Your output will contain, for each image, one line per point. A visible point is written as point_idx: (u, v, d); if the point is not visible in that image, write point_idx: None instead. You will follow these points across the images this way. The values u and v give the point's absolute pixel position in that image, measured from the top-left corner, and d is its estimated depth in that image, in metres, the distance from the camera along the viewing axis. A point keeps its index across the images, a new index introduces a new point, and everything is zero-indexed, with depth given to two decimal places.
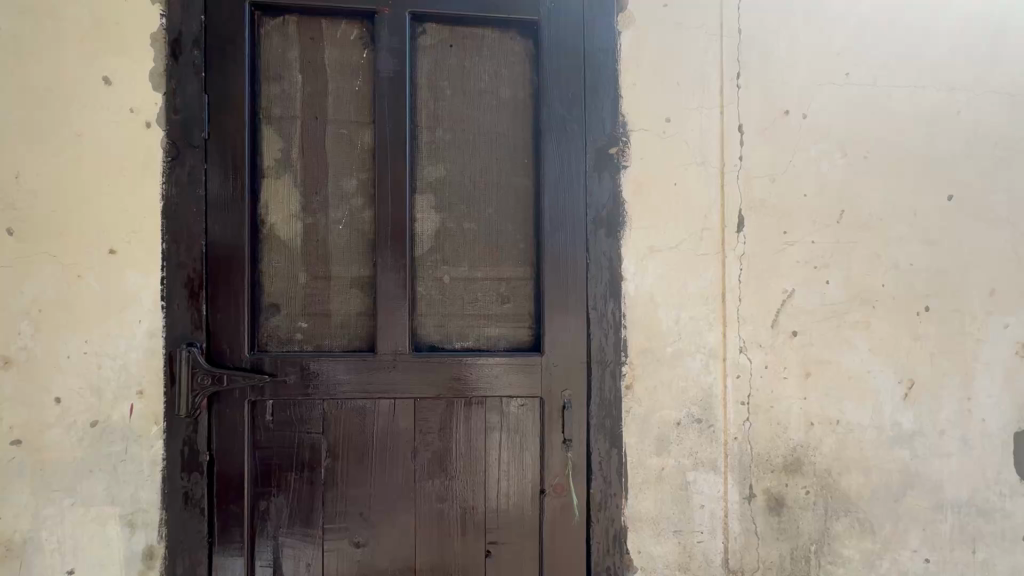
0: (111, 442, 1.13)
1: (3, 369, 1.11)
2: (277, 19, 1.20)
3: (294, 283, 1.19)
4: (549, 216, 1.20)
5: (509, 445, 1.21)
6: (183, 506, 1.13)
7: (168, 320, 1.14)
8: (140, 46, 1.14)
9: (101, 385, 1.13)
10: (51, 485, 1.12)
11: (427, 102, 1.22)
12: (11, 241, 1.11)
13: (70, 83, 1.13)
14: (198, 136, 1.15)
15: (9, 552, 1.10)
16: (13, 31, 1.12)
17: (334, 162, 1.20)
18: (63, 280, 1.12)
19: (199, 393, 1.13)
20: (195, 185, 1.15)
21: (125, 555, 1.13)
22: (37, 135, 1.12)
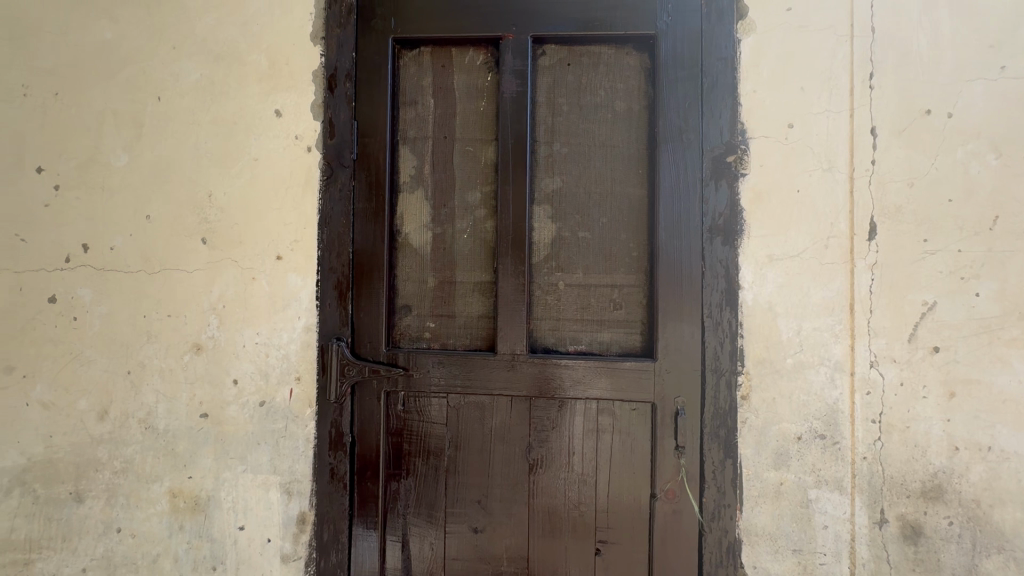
0: (274, 420, 1.32)
1: (197, 354, 1.34)
2: (414, 50, 1.34)
3: (424, 287, 1.32)
4: (664, 225, 1.22)
5: (620, 448, 1.24)
6: (330, 480, 1.30)
7: (321, 317, 1.31)
8: (304, 82, 1.34)
9: (268, 370, 1.32)
10: (228, 453, 1.33)
11: (545, 119, 1.30)
12: (205, 249, 1.35)
13: (249, 116, 1.35)
14: (348, 157, 1.32)
15: (199, 506, 1.33)
16: (210, 76, 1.36)
17: (461, 177, 1.32)
18: (241, 281, 1.33)
19: (345, 381, 1.29)
20: (345, 200, 1.31)
21: (283, 518, 1.31)
22: (226, 161, 1.35)
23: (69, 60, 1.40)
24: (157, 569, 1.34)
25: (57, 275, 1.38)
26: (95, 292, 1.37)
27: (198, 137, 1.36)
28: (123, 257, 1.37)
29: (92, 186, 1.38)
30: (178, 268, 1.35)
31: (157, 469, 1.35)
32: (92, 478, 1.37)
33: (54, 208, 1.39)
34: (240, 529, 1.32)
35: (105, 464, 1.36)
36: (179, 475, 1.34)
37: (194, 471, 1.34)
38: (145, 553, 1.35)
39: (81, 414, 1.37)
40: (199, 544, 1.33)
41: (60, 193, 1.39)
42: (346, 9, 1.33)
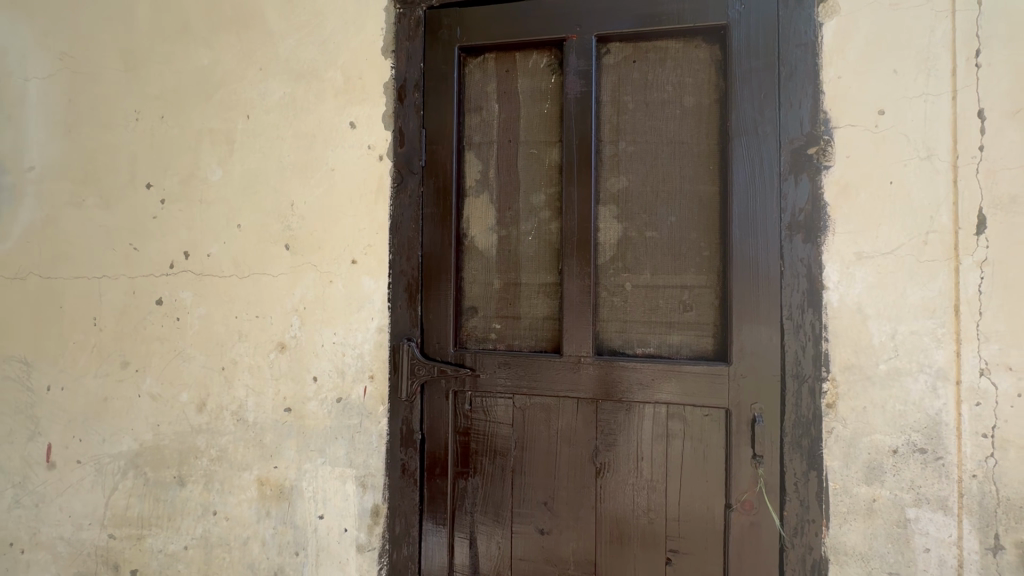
0: (349, 415, 1.39)
1: (281, 352, 1.44)
2: (479, 57, 1.37)
3: (490, 289, 1.34)
4: (738, 223, 1.17)
5: (692, 455, 1.20)
6: (402, 476, 1.35)
7: (393, 318, 1.37)
8: (376, 94, 1.40)
9: (344, 368, 1.40)
10: (309, 446, 1.41)
11: (610, 118, 1.28)
12: (288, 254, 1.45)
13: (327, 129, 1.43)
14: (417, 164, 1.37)
15: (283, 494, 1.43)
16: (292, 93, 1.46)
17: (525, 179, 1.33)
18: (320, 284, 1.42)
19: (416, 381, 1.33)
20: (414, 205, 1.36)
21: (359, 509, 1.38)
22: (306, 172, 1.44)
23: (173, 87, 1.56)
24: (247, 550, 1.45)
25: (164, 280, 1.53)
26: (194, 295, 1.51)
27: (282, 150, 1.46)
28: (218, 263, 1.49)
29: (192, 199, 1.52)
30: (265, 273, 1.46)
31: (247, 458, 1.46)
32: (192, 464, 1.50)
33: (160, 220, 1.54)
34: (319, 518, 1.40)
35: (203, 452, 1.49)
36: (266, 464, 1.44)
37: (279, 461, 1.44)
38: (237, 535, 1.46)
39: (183, 406, 1.51)
40: (283, 529, 1.43)
41: (166, 206, 1.54)
42: (414, 22, 1.38)
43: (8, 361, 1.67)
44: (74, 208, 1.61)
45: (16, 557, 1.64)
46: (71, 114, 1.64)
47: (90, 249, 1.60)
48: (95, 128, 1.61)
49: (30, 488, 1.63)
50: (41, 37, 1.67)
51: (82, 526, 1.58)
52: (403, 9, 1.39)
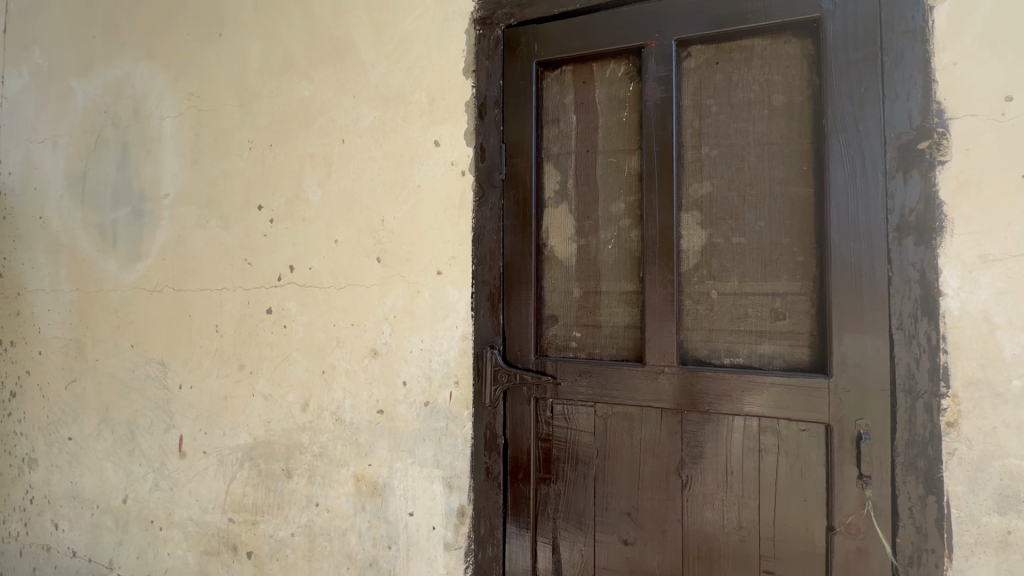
0: (437, 419, 1.46)
1: (374, 357, 1.55)
2: (557, 70, 1.40)
3: (570, 298, 1.36)
4: (836, 226, 1.10)
5: (787, 471, 1.14)
6: (486, 479, 1.40)
7: (476, 326, 1.43)
8: (458, 113, 1.47)
9: (431, 373, 1.47)
10: (399, 446, 1.51)
11: (692, 122, 1.26)
12: (379, 266, 1.55)
13: (413, 148, 1.53)
14: (498, 178, 1.41)
15: (377, 490, 1.53)
16: (382, 117, 1.57)
17: (604, 188, 1.33)
18: (408, 294, 1.51)
19: (498, 387, 1.37)
20: (495, 217, 1.41)
21: (446, 508, 1.44)
22: (394, 189, 1.54)
23: (279, 118, 1.73)
24: (345, 541, 1.57)
25: (273, 291, 1.71)
26: (298, 305, 1.67)
27: (373, 170, 1.58)
28: (318, 276, 1.64)
29: (296, 218, 1.68)
30: (359, 284, 1.58)
31: (345, 455, 1.58)
32: (298, 459, 1.65)
33: (270, 237, 1.72)
34: (409, 514, 1.48)
35: (306, 448, 1.64)
36: (362, 461, 1.56)
37: (373, 459, 1.54)
38: (337, 526, 1.59)
39: (289, 405, 1.67)
40: (377, 523, 1.53)
41: (274, 225, 1.72)
42: (493, 41, 1.43)
43: (149, 362, 1.93)
44: (200, 229, 1.84)
45: (156, 533, 1.88)
46: (197, 147, 1.87)
47: (212, 265, 1.81)
48: (216, 158, 1.83)
49: (166, 473, 1.87)
50: (174, 82, 1.93)
51: (207, 509, 1.79)
52: (483, 30, 1.45)
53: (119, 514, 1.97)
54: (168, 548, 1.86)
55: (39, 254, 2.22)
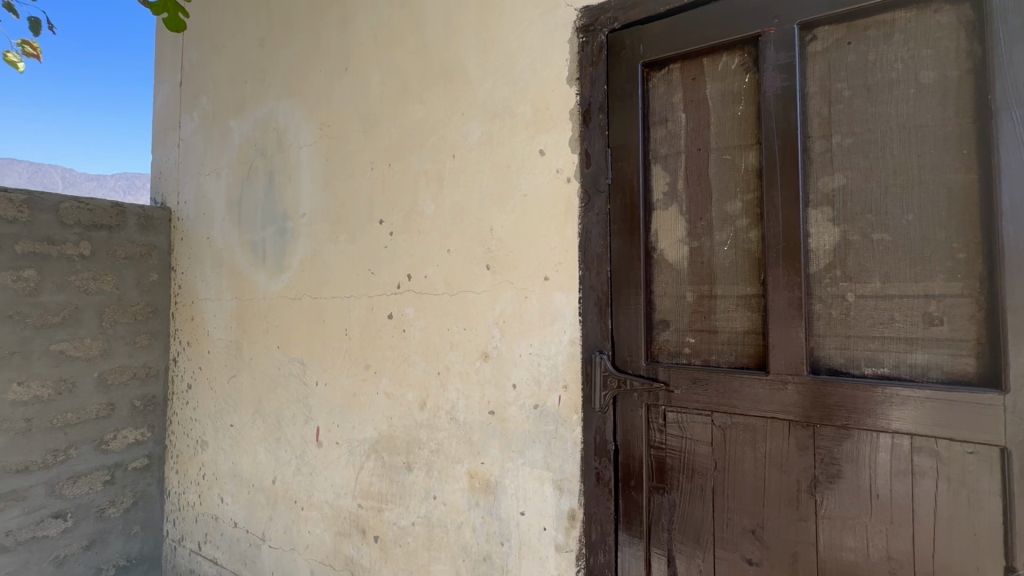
0: (546, 421, 1.49)
1: (485, 360, 1.62)
2: (664, 69, 1.36)
3: (682, 302, 1.32)
4: (1010, 216, 0.94)
5: (949, 499, 1.00)
6: (597, 484, 1.39)
7: (585, 331, 1.43)
8: (562, 121, 1.50)
9: (540, 377, 1.51)
10: (510, 446, 1.56)
11: (820, 110, 1.16)
12: (488, 274, 1.63)
13: (519, 159, 1.58)
14: (603, 182, 1.41)
15: (489, 488, 1.60)
16: (489, 131, 1.65)
17: (718, 187, 1.27)
18: (517, 300, 1.56)
19: (608, 392, 1.37)
20: (602, 222, 1.41)
21: (556, 510, 1.47)
22: (502, 199, 1.61)
23: (397, 139, 1.89)
24: (461, 534, 1.66)
25: (393, 298, 1.86)
26: (416, 310, 1.80)
27: (482, 182, 1.66)
28: (433, 283, 1.76)
29: (412, 230, 1.82)
30: (470, 290, 1.67)
31: (460, 452, 1.67)
32: (417, 453, 1.78)
33: (390, 249, 1.88)
34: (521, 514, 1.53)
35: (424, 444, 1.76)
36: (475, 459, 1.64)
37: (485, 457, 1.61)
38: (453, 519, 1.68)
39: (409, 404, 1.81)
40: (490, 520, 1.59)
41: (394, 237, 1.87)
42: (597, 47, 1.44)
43: (292, 362, 2.20)
44: (331, 244, 2.07)
45: (298, 512, 2.14)
46: (328, 170, 2.10)
47: (342, 275, 2.02)
48: (343, 179, 2.05)
49: (306, 460, 2.11)
50: (309, 115, 2.19)
51: (340, 494, 1.99)
52: (586, 37, 1.46)
53: (269, 493, 2.27)
54: (308, 526, 2.10)
55: (208, 269, 2.63)
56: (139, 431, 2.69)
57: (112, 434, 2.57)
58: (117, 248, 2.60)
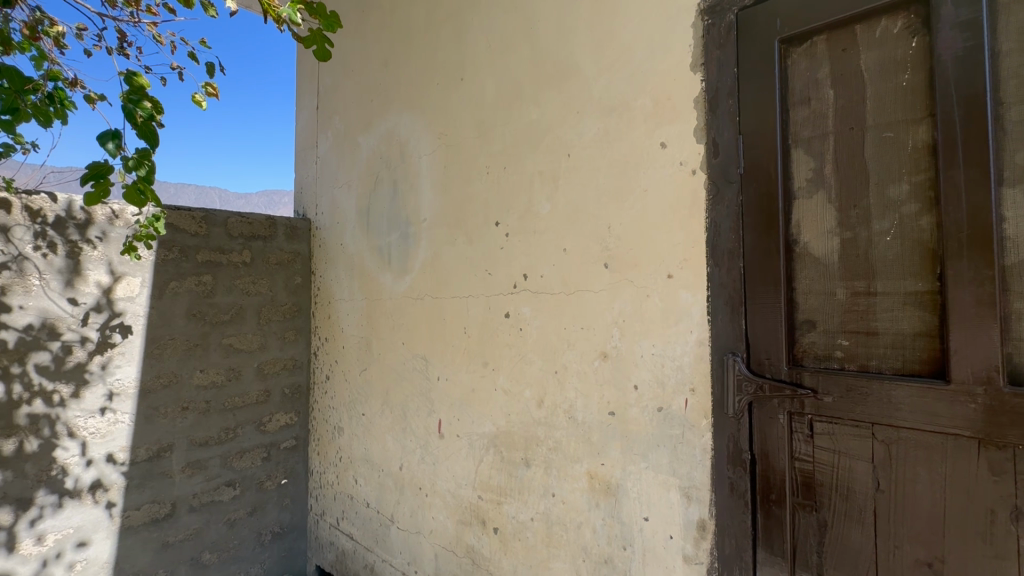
0: (672, 425, 1.43)
1: (604, 360, 1.60)
2: (806, 42, 1.23)
3: (832, 300, 1.18)
4: None
5: None
6: (731, 495, 1.31)
7: (715, 332, 1.35)
8: (686, 111, 1.42)
9: (664, 379, 1.45)
10: (632, 449, 1.52)
11: (1018, 69, 0.96)
12: (606, 272, 1.60)
13: (638, 154, 1.53)
14: (735, 172, 1.32)
15: (610, 490, 1.57)
16: (606, 127, 1.62)
17: (878, 169, 1.12)
18: (638, 299, 1.51)
19: (743, 398, 1.27)
20: (733, 215, 1.32)
21: (684, 519, 1.40)
22: (621, 195, 1.57)
23: (511, 143, 1.94)
24: (581, 534, 1.65)
25: (510, 297, 1.91)
26: (532, 309, 1.83)
27: (599, 180, 1.64)
28: (550, 282, 1.77)
29: (528, 231, 1.86)
30: (588, 289, 1.65)
31: (579, 452, 1.67)
32: (535, 450, 1.81)
33: (506, 249, 1.93)
34: (645, 519, 1.48)
35: (542, 441, 1.78)
36: (595, 460, 1.62)
37: (606, 459, 1.59)
38: (572, 518, 1.68)
39: (527, 401, 1.84)
40: (612, 522, 1.57)
41: (510, 238, 1.92)
42: (725, 28, 1.34)
43: (415, 357, 2.36)
44: (450, 246, 2.18)
45: (423, 498, 2.29)
46: (446, 177, 2.22)
47: (460, 276, 2.12)
48: (460, 184, 2.15)
49: (430, 450, 2.25)
50: (428, 126, 2.33)
51: (462, 485, 2.09)
52: (712, 19, 1.37)
53: (397, 479, 2.45)
54: (432, 512, 2.23)
55: (342, 273, 2.92)
56: (288, 416, 3.07)
57: (268, 417, 2.97)
58: (271, 255, 3.00)
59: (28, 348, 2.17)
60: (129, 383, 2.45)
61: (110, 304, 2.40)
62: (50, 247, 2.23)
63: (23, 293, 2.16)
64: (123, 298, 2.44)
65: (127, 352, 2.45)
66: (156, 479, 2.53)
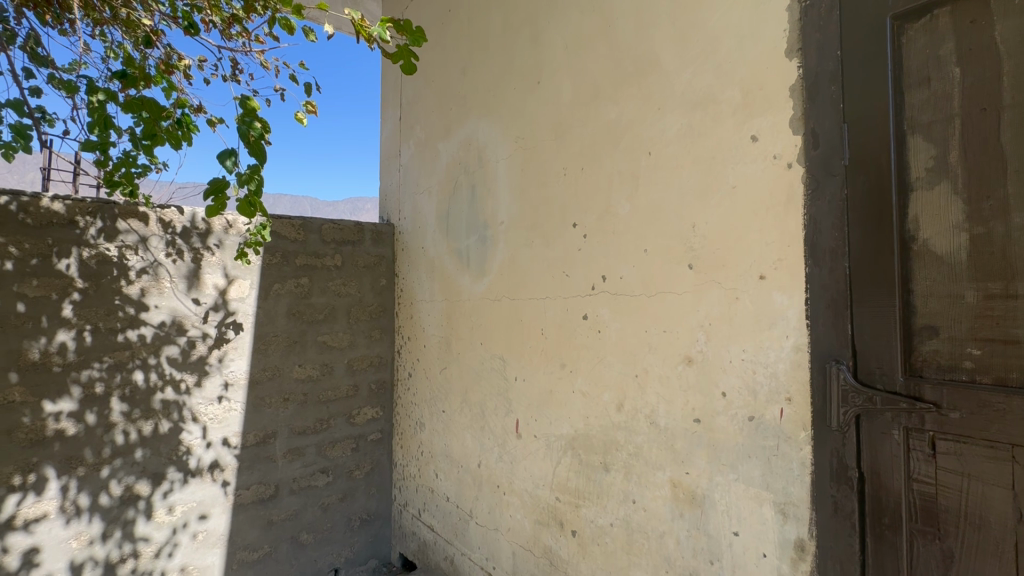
0: (765, 436, 1.34)
1: (689, 365, 1.54)
2: (924, 16, 1.10)
3: (959, 304, 1.05)
4: None
5: None
6: (834, 515, 1.20)
7: (815, 337, 1.25)
8: (780, 101, 1.33)
9: (756, 387, 1.37)
10: (720, 459, 1.44)
11: None
12: (690, 273, 1.54)
13: (726, 149, 1.45)
14: (839, 164, 1.21)
15: (695, 500, 1.51)
16: (690, 123, 1.56)
17: (1017, 155, 0.98)
18: (726, 301, 1.44)
19: (849, 409, 1.17)
20: (836, 211, 1.21)
21: (779, 537, 1.31)
22: (707, 193, 1.50)
23: (589, 143, 1.92)
24: (664, 544, 1.60)
25: (588, 299, 1.89)
26: (611, 312, 1.80)
27: (682, 177, 1.58)
28: (629, 284, 1.74)
29: (606, 232, 1.83)
30: (671, 291, 1.60)
31: (661, 459, 1.61)
32: (614, 454, 1.78)
33: (584, 251, 1.92)
34: (735, 534, 1.41)
35: (622, 446, 1.75)
36: (679, 468, 1.56)
37: (690, 467, 1.53)
38: (654, 527, 1.64)
39: (606, 404, 1.82)
40: (697, 534, 1.50)
41: (588, 239, 1.91)
42: (825, 9, 1.24)
43: (493, 357, 2.41)
44: (528, 248, 2.20)
45: (501, 496, 2.33)
46: (523, 179, 2.25)
47: (538, 277, 2.14)
48: (537, 186, 2.17)
49: (508, 449, 2.29)
50: (505, 130, 2.37)
51: (539, 485, 2.10)
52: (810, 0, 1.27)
53: (475, 476, 2.52)
54: (510, 510, 2.27)
55: (423, 275, 3.06)
56: (374, 410, 3.25)
57: (357, 411, 3.17)
58: (359, 259, 3.20)
59: (162, 341, 2.50)
60: (240, 375, 2.73)
61: (225, 304, 2.69)
62: (179, 253, 2.54)
63: (157, 294, 2.49)
64: (236, 298, 2.72)
65: (239, 347, 2.73)
66: (262, 462, 2.80)
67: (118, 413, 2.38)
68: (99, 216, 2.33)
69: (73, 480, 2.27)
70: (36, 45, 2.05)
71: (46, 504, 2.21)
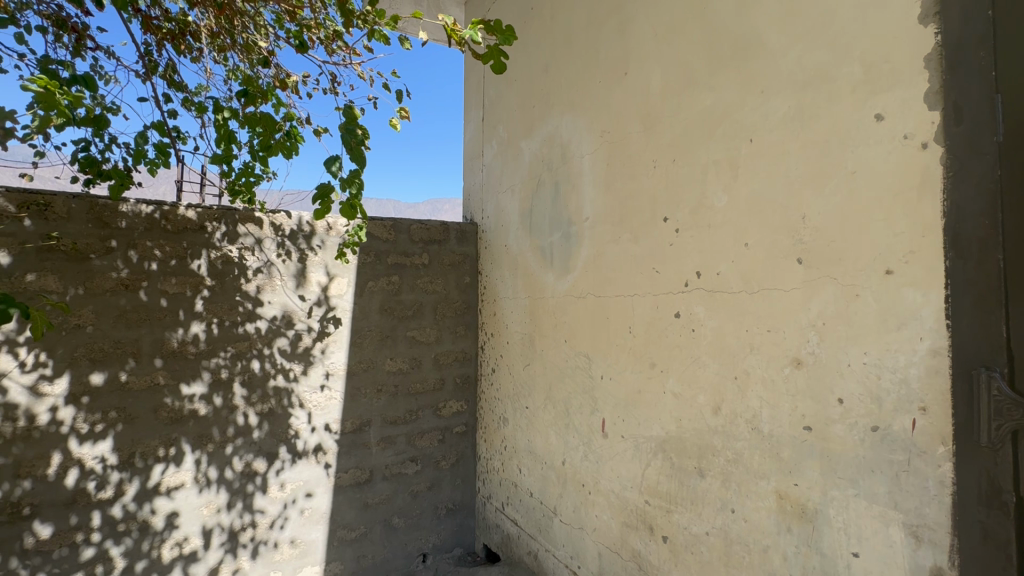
0: (892, 449, 1.20)
1: (797, 368, 1.42)
2: None
3: None
4: None
5: None
6: (983, 544, 1.05)
7: (959, 339, 1.09)
8: (911, 72, 1.18)
9: (880, 395, 1.23)
10: (836, 472, 1.32)
11: None
12: (800, 268, 1.42)
13: (843, 130, 1.32)
14: (990, 140, 1.06)
15: (806, 515, 1.39)
16: (799, 104, 1.44)
17: None
18: (844, 298, 1.31)
19: (1006, 423, 1.02)
20: (987, 194, 1.06)
21: (911, 563, 1.17)
22: (820, 180, 1.37)
23: (681, 133, 1.84)
24: (768, 559, 1.50)
25: (680, 296, 1.82)
26: (706, 309, 1.71)
27: (790, 164, 1.46)
28: (727, 281, 1.64)
29: (701, 225, 1.74)
30: (776, 287, 1.48)
31: (765, 467, 1.51)
32: (710, 460, 1.69)
33: (676, 246, 1.84)
34: (854, 555, 1.28)
35: (719, 451, 1.66)
36: (786, 479, 1.45)
37: (800, 479, 1.41)
38: (757, 540, 1.53)
39: (700, 406, 1.73)
40: (808, 552, 1.39)
41: (680, 234, 1.83)
42: None
43: (578, 355, 2.39)
44: (614, 245, 2.16)
45: (586, 496, 2.31)
46: (609, 173, 2.20)
47: (625, 274, 2.09)
48: (625, 180, 2.11)
49: (593, 448, 2.26)
50: (590, 125, 2.33)
51: (627, 487, 2.05)
52: None
53: (559, 473, 2.52)
54: (596, 510, 2.24)
55: (506, 272, 3.10)
56: (460, 404, 3.36)
57: (443, 404, 3.29)
58: (445, 258, 3.32)
59: (274, 333, 2.75)
60: (340, 366, 2.95)
61: (327, 300, 2.91)
62: (288, 253, 2.79)
63: (270, 291, 2.75)
64: (336, 295, 2.93)
65: (338, 340, 2.94)
66: (359, 448, 3.00)
67: (240, 397, 2.67)
68: (223, 221, 2.62)
69: (204, 455, 2.58)
70: (173, 73, 2.34)
71: (183, 474, 2.53)
